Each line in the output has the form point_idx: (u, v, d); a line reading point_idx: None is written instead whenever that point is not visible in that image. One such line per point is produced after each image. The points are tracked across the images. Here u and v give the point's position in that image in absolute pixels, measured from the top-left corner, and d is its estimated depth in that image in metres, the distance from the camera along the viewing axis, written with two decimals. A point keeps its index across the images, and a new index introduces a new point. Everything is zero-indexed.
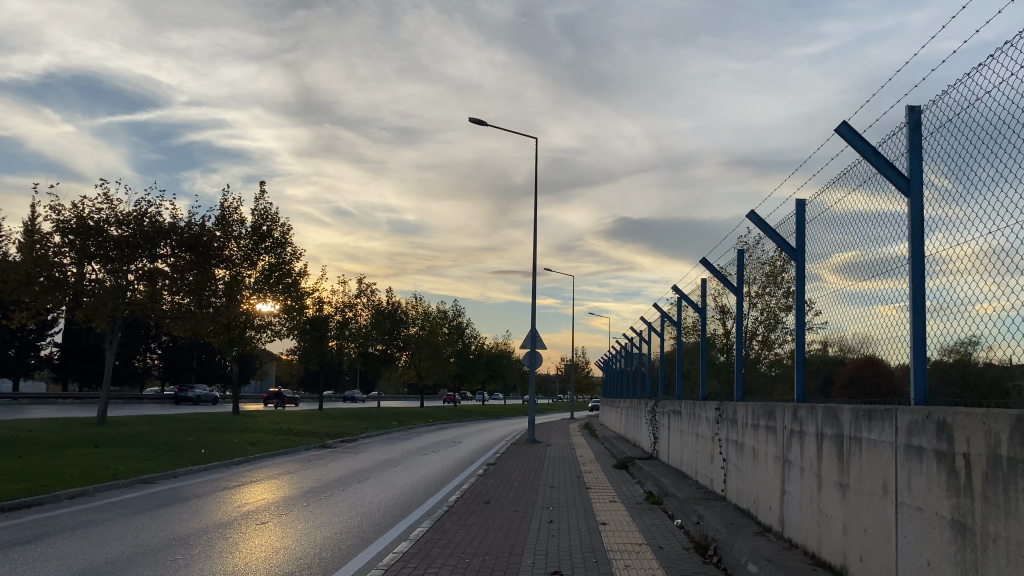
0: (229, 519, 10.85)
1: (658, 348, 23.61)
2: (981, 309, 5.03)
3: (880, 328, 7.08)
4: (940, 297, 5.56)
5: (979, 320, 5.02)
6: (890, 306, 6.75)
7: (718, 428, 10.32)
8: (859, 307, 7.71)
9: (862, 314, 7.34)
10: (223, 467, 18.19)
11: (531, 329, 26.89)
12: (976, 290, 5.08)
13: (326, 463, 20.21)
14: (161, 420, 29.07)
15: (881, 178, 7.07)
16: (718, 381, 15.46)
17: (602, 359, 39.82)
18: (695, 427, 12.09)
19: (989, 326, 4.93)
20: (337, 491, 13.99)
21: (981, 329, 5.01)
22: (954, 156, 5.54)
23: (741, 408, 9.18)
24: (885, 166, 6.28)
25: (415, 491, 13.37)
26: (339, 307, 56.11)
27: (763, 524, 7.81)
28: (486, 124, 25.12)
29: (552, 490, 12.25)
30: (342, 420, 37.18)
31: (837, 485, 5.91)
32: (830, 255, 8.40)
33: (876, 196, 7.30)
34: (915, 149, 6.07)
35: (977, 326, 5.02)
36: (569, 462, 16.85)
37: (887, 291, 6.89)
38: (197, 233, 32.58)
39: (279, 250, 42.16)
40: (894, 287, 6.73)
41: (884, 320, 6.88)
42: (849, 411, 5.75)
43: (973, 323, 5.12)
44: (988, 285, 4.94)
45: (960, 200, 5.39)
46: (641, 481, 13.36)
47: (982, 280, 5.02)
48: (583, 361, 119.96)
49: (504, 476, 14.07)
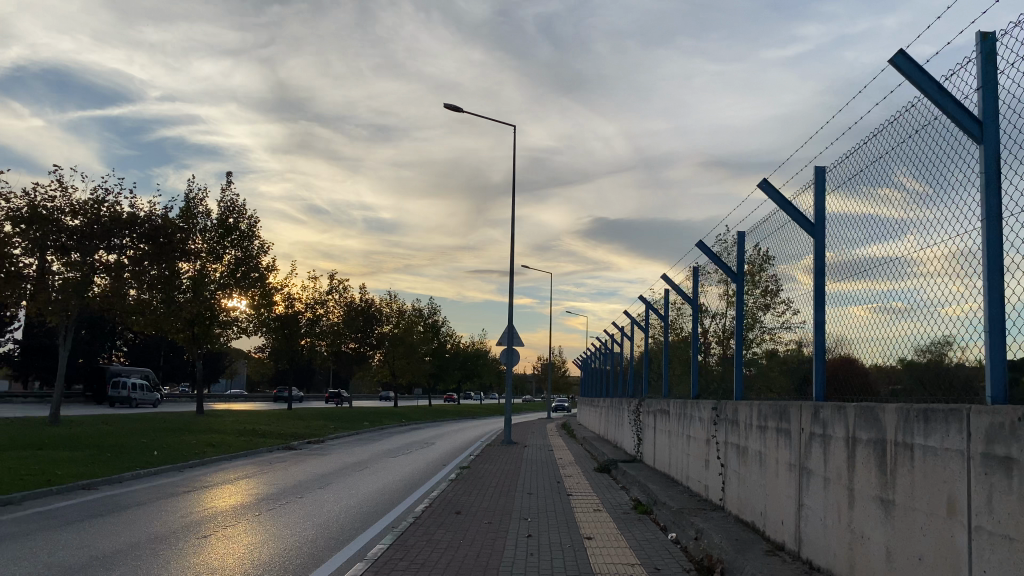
0: (168, 532, 9.64)
1: (639, 346, 22.63)
2: (948, 311, 5.25)
3: (857, 329, 6.79)
4: (948, 300, 5.24)
5: (949, 321, 5.21)
6: (875, 307, 6.44)
7: (714, 429, 9.32)
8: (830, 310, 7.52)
9: (842, 314, 7.05)
10: (177, 470, 16.95)
11: (508, 326, 25.78)
12: (947, 293, 5.25)
13: (289, 466, 18.99)
14: (118, 420, 27.59)
15: (873, 175, 6.74)
16: (708, 382, 14.46)
17: (580, 358, 38.71)
18: (686, 428, 11.10)
19: (962, 328, 5.06)
20: (295, 498, 12.80)
21: (959, 330, 5.12)
22: (927, 163, 5.76)
23: (743, 407, 8.20)
24: (952, 105, 5.17)
25: (380, 499, 12.21)
26: (310, 303, 54.64)
27: (772, 541, 6.86)
28: (460, 110, 24.09)
29: (529, 498, 11.20)
30: (311, 420, 35.79)
31: (877, 501, 4.91)
32: (832, 238, 7.44)
33: (849, 199, 7.15)
34: (989, 83, 5.01)
35: (948, 327, 5.19)
36: (547, 465, 15.81)
37: (858, 291, 6.82)
38: (158, 222, 30.87)
39: (246, 242, 40.43)
40: (878, 288, 6.40)
41: (868, 321, 6.57)
42: (893, 412, 4.76)
43: (946, 323, 5.27)
44: (957, 286, 5.13)
45: (931, 202, 5.57)
46: (626, 486, 12.38)
47: (950, 282, 5.23)
48: (561, 361, 119.04)
49: (478, 482, 13.00)
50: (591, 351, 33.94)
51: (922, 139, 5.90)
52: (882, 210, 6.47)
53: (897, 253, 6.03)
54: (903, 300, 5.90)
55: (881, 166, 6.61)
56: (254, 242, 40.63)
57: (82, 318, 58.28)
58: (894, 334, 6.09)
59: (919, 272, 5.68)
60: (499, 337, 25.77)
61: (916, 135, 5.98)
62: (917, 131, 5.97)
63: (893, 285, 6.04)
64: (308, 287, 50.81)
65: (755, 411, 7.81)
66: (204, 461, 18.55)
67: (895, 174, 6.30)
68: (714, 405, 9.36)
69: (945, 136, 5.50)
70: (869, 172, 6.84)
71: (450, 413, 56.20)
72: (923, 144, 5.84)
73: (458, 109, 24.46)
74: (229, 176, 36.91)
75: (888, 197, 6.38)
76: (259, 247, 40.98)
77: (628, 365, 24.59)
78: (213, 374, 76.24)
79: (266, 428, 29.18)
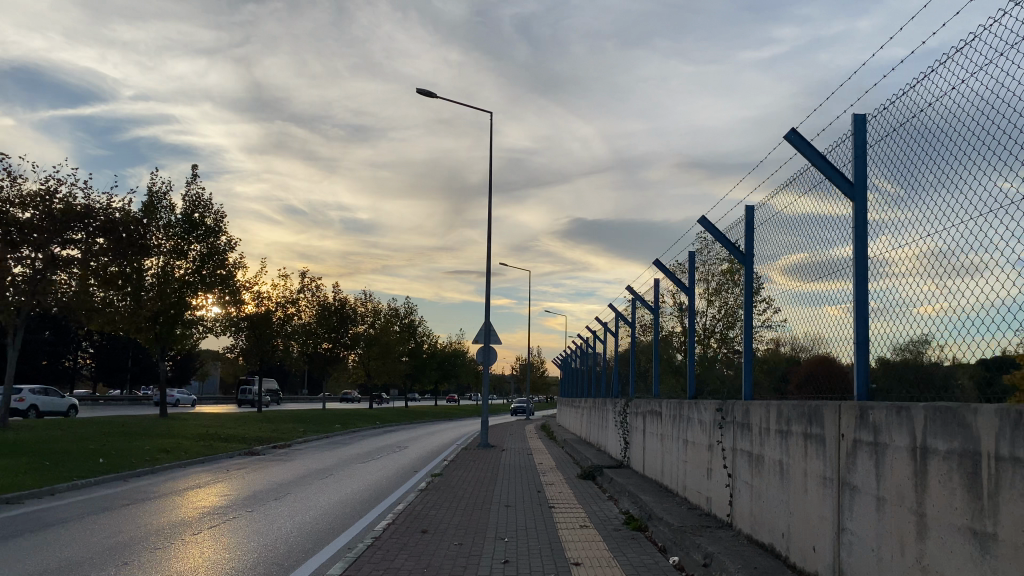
0: (84, 557, 8.27)
1: (618, 344, 21.45)
2: (922, 310, 5.44)
3: (833, 326, 7.13)
4: (926, 300, 5.40)
5: (926, 320, 5.39)
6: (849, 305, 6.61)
7: (718, 434, 8.15)
8: (810, 307, 7.84)
9: (817, 313, 7.37)
10: (123, 480, 15.47)
11: (484, 322, 24.47)
12: (922, 293, 5.41)
13: (246, 475, 17.57)
14: (70, 424, 25.94)
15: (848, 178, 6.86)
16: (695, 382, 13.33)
17: (559, 358, 37.44)
18: (681, 432, 9.97)
19: (938, 327, 5.20)
20: (246, 511, 11.42)
21: (933, 328, 5.29)
22: (901, 164, 5.86)
23: (756, 407, 7.03)
24: None
25: (339, 514, 10.86)
26: (281, 301, 52.89)
27: (802, 572, 5.66)
28: (433, 94, 22.96)
29: (506, 513, 9.97)
30: (278, 423, 34.24)
31: (970, 533, 3.68)
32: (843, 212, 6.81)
33: (825, 200, 7.36)
34: None
35: (924, 325, 5.36)
36: (527, 471, 14.61)
37: (835, 292, 7.03)
38: (115, 215, 29.07)
39: (211, 238, 38.72)
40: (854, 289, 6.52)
41: (842, 318, 6.79)
42: (991, 417, 3.57)
43: (921, 323, 5.46)
44: (929, 286, 5.33)
45: (906, 203, 5.72)
46: (613, 494, 11.22)
47: (923, 283, 5.42)
48: (540, 361, 117.56)
49: (451, 492, 11.75)
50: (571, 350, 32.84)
51: (894, 142, 5.98)
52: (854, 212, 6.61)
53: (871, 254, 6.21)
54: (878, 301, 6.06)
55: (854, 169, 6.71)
56: (220, 238, 38.94)
57: (44, 318, 56.04)
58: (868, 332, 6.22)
59: (894, 273, 5.85)
60: (476, 335, 24.52)
61: (889, 136, 6.03)
62: (890, 132, 6.04)
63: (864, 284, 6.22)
64: (279, 285, 49.14)
65: (771, 412, 6.64)
66: (154, 470, 17.03)
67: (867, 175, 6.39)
68: (717, 405, 8.20)
69: (923, 138, 5.58)
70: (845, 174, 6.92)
71: (426, 414, 54.74)
72: (896, 145, 5.94)
73: (431, 95, 23.18)
74: (193, 168, 35.25)
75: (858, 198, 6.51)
76: (226, 242, 39.30)
77: (608, 363, 23.43)
78: (183, 376, 74.08)
79: (230, 432, 27.67)
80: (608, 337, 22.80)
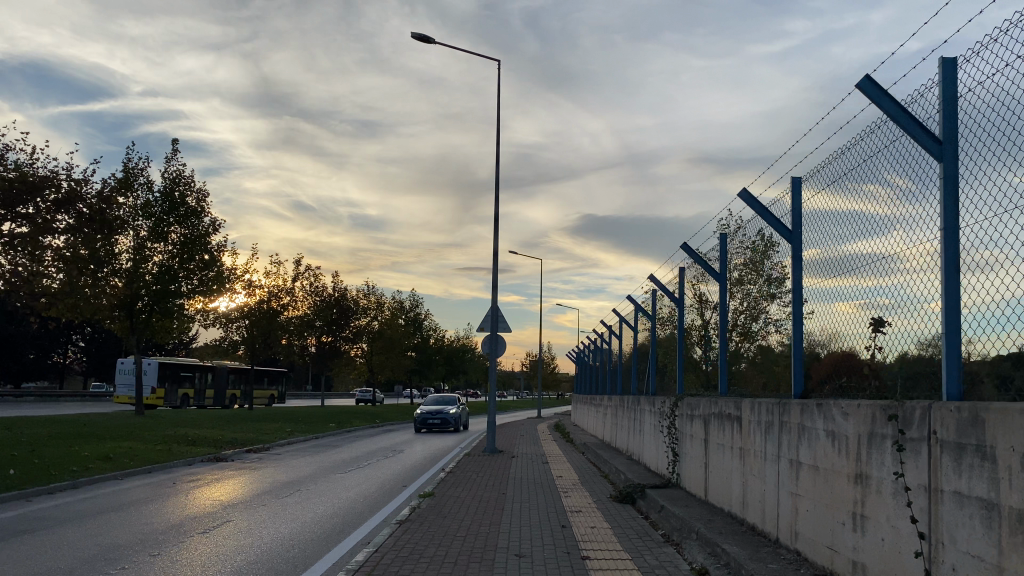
0: None
1: (637, 337, 18.12)
2: (931, 307, 4.98)
3: (842, 323, 6.52)
4: (929, 298, 5.00)
5: (928, 318, 5.00)
6: (860, 303, 6.09)
7: (883, 458, 4.77)
8: (823, 304, 6.91)
9: (830, 311, 6.68)
10: (26, 499, 11.95)
11: (491, 308, 21.03)
12: (925, 289, 5.06)
13: (196, 488, 14.23)
14: (18, 424, 22.52)
15: (881, 163, 5.98)
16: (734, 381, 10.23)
17: (573, 353, 34.07)
18: (781, 449, 6.64)
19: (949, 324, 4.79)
20: (146, 558, 7.92)
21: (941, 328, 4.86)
22: (912, 162, 5.46)
23: (1012, 420, 3.58)
24: None
25: (272, 569, 7.34)
26: (276, 291, 49.63)
27: None
28: (432, 41, 19.71)
29: (522, 570, 6.65)
30: (268, 423, 31.17)
31: None
32: (872, 204, 6.04)
33: (846, 197, 6.61)
34: None
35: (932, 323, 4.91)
36: (543, 492, 11.24)
37: (845, 288, 6.45)
38: (76, 185, 25.05)
39: (193, 220, 35.18)
40: (871, 287, 5.92)
41: (850, 317, 6.29)
42: None
43: (929, 320, 4.99)
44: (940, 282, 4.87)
45: (918, 198, 5.27)
46: (673, 531, 7.88)
47: (932, 278, 5.00)
48: (550, 357, 112.53)
49: (443, 529, 8.40)
50: (588, 343, 29.03)
51: None
52: (871, 208, 6.07)
53: (885, 249, 5.73)
54: (890, 298, 5.55)
55: (871, 165, 6.19)
56: (202, 219, 35.40)
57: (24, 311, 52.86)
58: (881, 330, 5.69)
59: (900, 269, 5.45)
60: (481, 322, 21.03)
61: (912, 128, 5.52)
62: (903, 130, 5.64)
63: (873, 281, 5.80)
64: (274, 272, 45.95)
65: None
66: (80, 484, 13.55)
67: (885, 172, 5.91)
68: (882, 408, 4.83)
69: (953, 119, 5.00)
70: (867, 167, 6.24)
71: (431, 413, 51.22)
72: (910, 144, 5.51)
73: (427, 41, 19.50)
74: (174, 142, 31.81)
75: (879, 195, 5.96)
76: (210, 224, 35.81)
77: (638, 356, 18.45)
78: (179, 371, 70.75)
79: (205, 434, 24.41)
80: (639, 319, 17.74)
